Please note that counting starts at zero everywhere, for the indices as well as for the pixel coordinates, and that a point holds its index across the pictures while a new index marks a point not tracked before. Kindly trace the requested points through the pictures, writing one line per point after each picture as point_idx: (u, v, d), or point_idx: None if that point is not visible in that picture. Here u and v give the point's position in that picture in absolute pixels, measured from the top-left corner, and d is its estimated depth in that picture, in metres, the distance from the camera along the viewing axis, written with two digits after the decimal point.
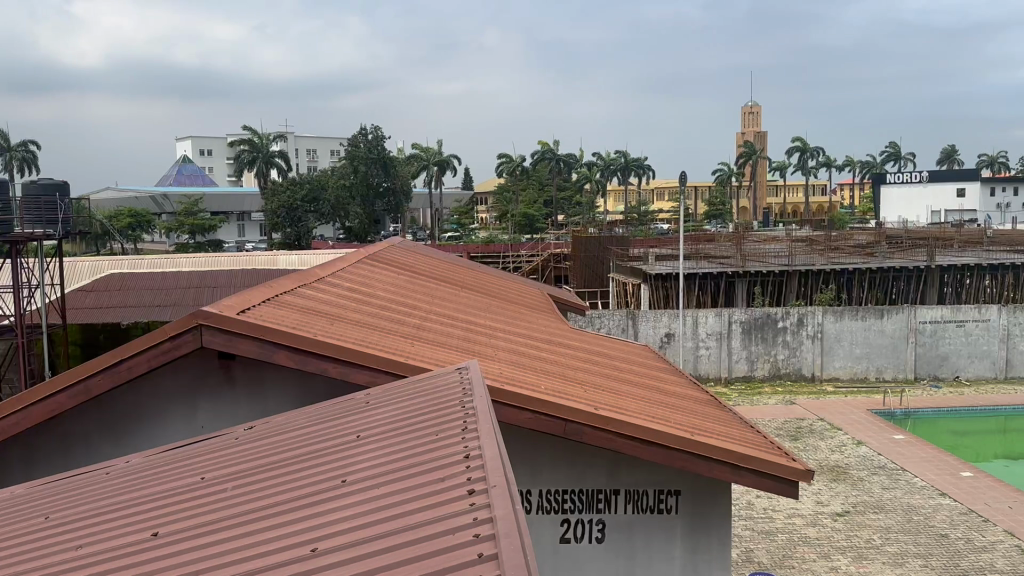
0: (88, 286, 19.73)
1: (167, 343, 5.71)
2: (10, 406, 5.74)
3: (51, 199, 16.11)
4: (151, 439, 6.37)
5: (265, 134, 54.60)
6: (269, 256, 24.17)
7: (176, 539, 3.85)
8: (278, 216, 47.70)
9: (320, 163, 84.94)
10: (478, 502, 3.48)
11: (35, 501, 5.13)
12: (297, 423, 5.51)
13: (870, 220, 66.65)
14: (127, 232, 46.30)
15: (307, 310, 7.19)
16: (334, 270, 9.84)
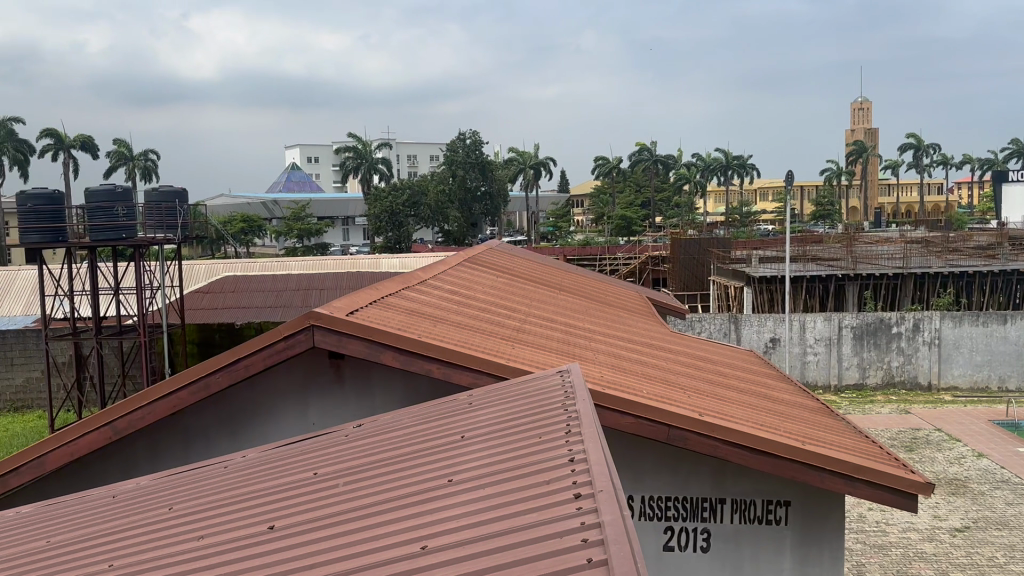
0: (205, 288, 20.75)
1: (281, 343, 5.92)
2: (135, 402, 6.04)
3: (171, 205, 17.13)
4: (264, 435, 6.61)
5: (369, 141, 56.11)
6: (372, 260, 24.81)
7: (291, 533, 3.98)
8: (381, 220, 48.82)
9: (420, 168, 86.63)
10: (585, 506, 3.44)
11: (160, 492, 5.40)
12: (403, 422, 5.61)
13: (993, 220, 63.06)
14: (240, 236, 48.38)
15: (411, 312, 7.32)
16: (435, 273, 10.00)
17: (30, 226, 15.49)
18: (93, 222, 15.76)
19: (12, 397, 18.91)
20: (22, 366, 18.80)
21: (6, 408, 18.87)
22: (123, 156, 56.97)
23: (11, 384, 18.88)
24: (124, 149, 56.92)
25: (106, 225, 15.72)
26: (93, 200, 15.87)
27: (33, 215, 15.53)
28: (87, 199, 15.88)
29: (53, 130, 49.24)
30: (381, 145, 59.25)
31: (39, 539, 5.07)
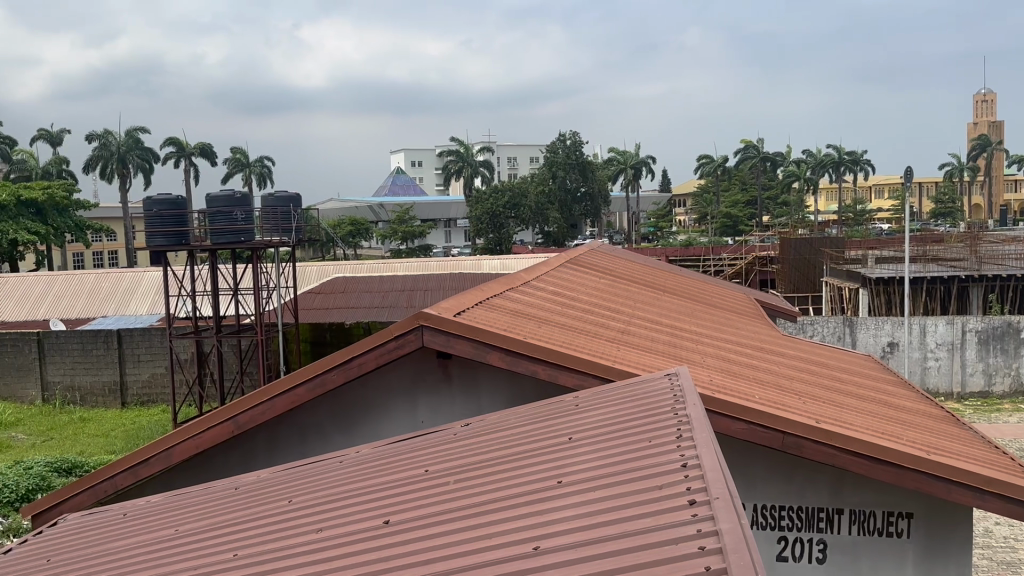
0: (317, 288, 21.51)
1: (392, 342, 6.07)
2: (254, 398, 6.29)
3: (287, 210, 17.80)
4: (377, 432, 6.80)
5: (470, 143, 56.87)
6: (475, 261, 25.16)
7: (406, 528, 4.06)
8: (482, 222, 49.36)
9: (521, 170, 87.36)
10: (700, 513, 3.38)
11: (279, 485, 5.62)
12: (511, 422, 5.65)
13: None
14: (348, 239, 49.91)
15: (516, 313, 7.38)
16: (538, 275, 10.03)
17: (156, 230, 16.42)
18: (214, 225, 16.60)
19: (139, 392, 20.08)
20: (148, 362, 19.95)
21: (133, 402, 20.08)
22: (239, 163, 59.65)
23: (138, 379, 20.06)
24: (240, 156, 59.58)
25: (227, 228, 16.52)
26: (214, 205, 16.70)
27: (157, 219, 16.42)
28: (209, 204, 16.74)
29: (175, 139, 52.10)
30: (482, 148, 59.93)
31: (169, 527, 5.37)
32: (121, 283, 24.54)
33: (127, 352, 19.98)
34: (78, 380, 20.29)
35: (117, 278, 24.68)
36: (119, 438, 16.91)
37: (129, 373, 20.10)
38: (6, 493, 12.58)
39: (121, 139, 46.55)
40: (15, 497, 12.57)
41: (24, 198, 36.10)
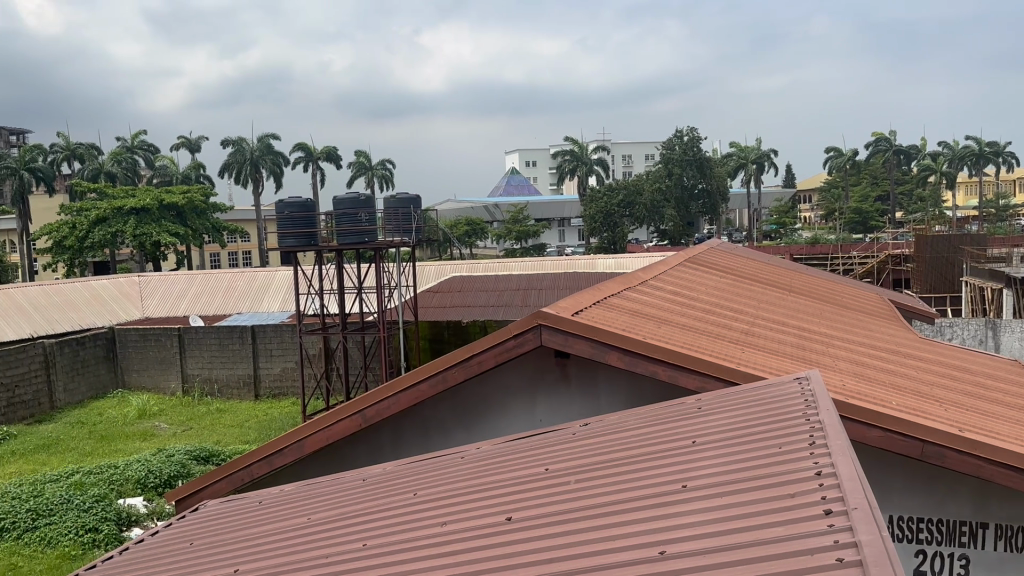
0: (435, 288, 21.93)
1: (511, 341, 6.11)
2: (379, 394, 6.47)
3: (407, 211, 18.23)
4: (498, 430, 6.89)
5: (585, 142, 56.80)
6: (589, 260, 25.12)
7: (529, 526, 4.08)
8: (596, 221, 49.37)
9: (636, 168, 86.63)
10: (837, 524, 3.23)
11: (403, 479, 5.76)
12: (633, 423, 5.59)
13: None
14: (464, 238, 50.79)
15: (635, 313, 7.29)
16: (656, 274, 9.90)
17: (288, 232, 17.21)
18: (340, 227, 17.28)
19: (271, 385, 21.06)
20: (280, 356, 20.92)
21: (265, 394, 21.10)
22: (362, 167, 61.66)
23: (270, 372, 21.04)
24: (363, 159, 61.66)
25: (352, 229, 17.15)
26: (341, 207, 17.43)
27: (289, 221, 17.18)
28: (336, 206, 17.47)
29: (304, 144, 54.37)
30: (597, 147, 59.62)
31: (302, 515, 5.60)
32: (255, 282, 25.83)
33: (260, 347, 21.01)
34: (215, 373, 21.49)
35: (251, 277, 25.98)
36: (252, 429, 17.83)
37: (262, 367, 21.11)
38: (151, 478, 13.48)
39: (254, 144, 49.03)
40: (158, 482, 13.47)
41: (166, 202, 38.54)
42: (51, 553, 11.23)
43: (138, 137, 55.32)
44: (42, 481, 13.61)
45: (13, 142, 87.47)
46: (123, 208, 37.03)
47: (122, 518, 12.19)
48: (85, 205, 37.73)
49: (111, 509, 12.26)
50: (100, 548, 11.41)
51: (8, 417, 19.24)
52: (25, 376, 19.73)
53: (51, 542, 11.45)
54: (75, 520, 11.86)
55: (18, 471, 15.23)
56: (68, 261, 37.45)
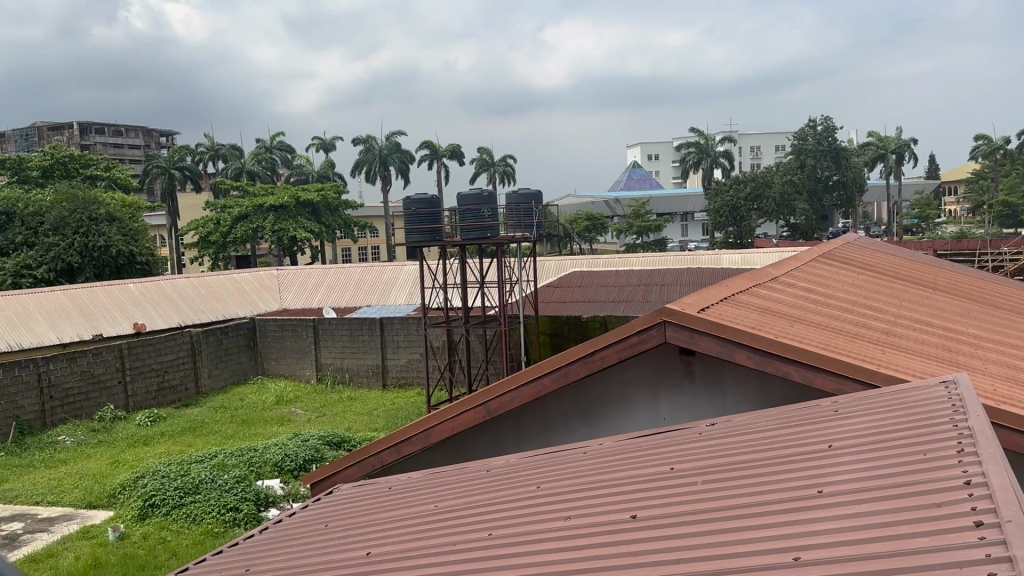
0: (554, 283, 22.00)
1: (635, 337, 6.05)
2: (503, 387, 6.56)
3: (529, 206, 18.30)
4: (621, 426, 6.87)
5: (711, 134, 55.46)
6: (713, 256, 24.63)
7: (654, 525, 4.04)
8: (722, 215, 48.05)
9: (764, 160, 84.02)
10: (989, 537, 3.03)
11: (527, 472, 5.83)
12: (762, 425, 5.44)
13: None
14: (585, 233, 50.65)
15: (764, 311, 7.07)
16: (788, 270, 9.58)
17: (414, 227, 17.69)
18: (464, 222, 17.67)
19: (398, 375, 21.71)
20: (406, 348, 21.53)
21: (392, 383, 21.78)
22: (484, 163, 62.53)
23: (397, 363, 21.69)
24: (486, 155, 62.53)
25: (474, 225, 17.50)
26: (464, 203, 17.72)
27: (416, 217, 17.67)
28: (460, 202, 17.77)
29: (430, 142, 55.66)
30: (723, 139, 58.22)
31: (429, 503, 5.77)
32: (383, 275, 26.69)
33: (388, 338, 21.72)
34: (346, 363, 22.38)
35: (379, 271, 26.88)
36: (380, 417, 18.49)
37: (389, 357, 21.80)
38: (288, 462, 14.20)
39: (383, 143, 50.67)
40: (295, 466, 14.16)
41: (302, 199, 40.41)
42: (197, 529, 12.06)
43: (276, 138, 58.26)
44: (188, 461, 14.57)
45: (164, 145, 94.05)
46: (262, 205, 39.06)
47: (260, 498, 12.90)
48: (229, 203, 40.14)
49: (250, 490, 12.99)
50: (240, 526, 12.15)
51: (158, 400, 20.76)
52: (174, 363, 21.21)
53: (196, 520, 12.29)
54: (218, 500, 12.66)
55: (167, 451, 16.37)
56: (212, 255, 39.93)
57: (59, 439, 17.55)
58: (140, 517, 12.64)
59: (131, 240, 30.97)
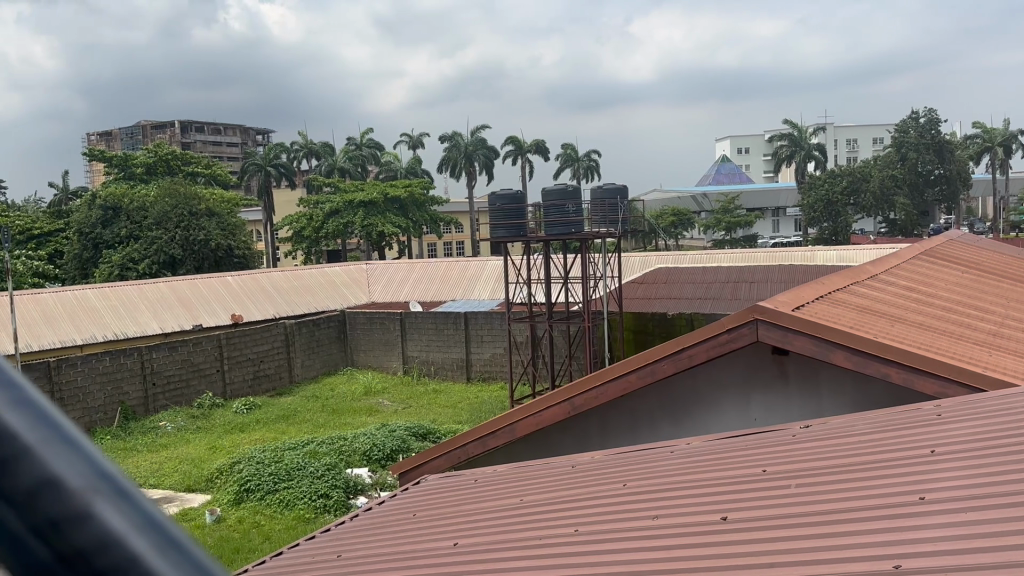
0: (639, 279, 21.82)
1: (725, 334, 5.93)
2: (588, 382, 6.54)
3: (614, 201, 18.20)
4: (709, 426, 6.76)
5: (805, 126, 53.69)
6: (806, 253, 23.94)
7: (745, 527, 3.96)
8: (816, 211, 46.27)
9: (861, 153, 80.96)
10: None
11: (612, 469, 5.79)
12: (860, 428, 5.26)
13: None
14: (671, 229, 49.69)
15: (862, 309, 6.82)
16: (887, 267, 9.23)
17: (499, 223, 17.87)
18: (549, 218, 17.66)
19: (482, 369, 21.91)
20: (490, 342, 21.70)
21: (477, 377, 22.00)
22: (570, 158, 62.31)
23: (481, 357, 21.89)
24: (571, 151, 62.33)
25: (560, 221, 17.45)
26: (550, 198, 17.70)
27: (501, 213, 17.82)
28: (545, 198, 17.79)
29: (515, 137, 55.88)
30: (817, 131, 56.42)
31: (515, 496, 5.80)
32: (468, 270, 26.94)
33: (472, 333, 21.96)
34: (432, 355, 22.71)
35: (464, 266, 27.13)
36: (464, 410, 18.70)
37: (473, 352, 22.03)
38: (376, 451, 14.53)
39: (469, 139, 51.13)
40: (382, 455, 14.47)
41: (390, 195, 41.20)
42: (290, 514, 12.51)
43: (366, 135, 59.55)
44: (282, 448, 15.06)
45: (260, 142, 97.27)
46: (352, 201, 40.13)
47: (349, 486, 13.26)
48: (321, 198, 41.16)
49: (340, 477, 13.38)
50: (330, 513, 12.52)
51: (254, 388, 21.57)
52: (269, 353, 21.99)
53: (289, 505, 12.73)
54: (310, 485, 13.10)
55: (261, 438, 16.99)
56: (305, 249, 41.21)
57: (161, 424, 18.46)
58: (236, 501, 13.16)
59: (230, 234, 32.24)
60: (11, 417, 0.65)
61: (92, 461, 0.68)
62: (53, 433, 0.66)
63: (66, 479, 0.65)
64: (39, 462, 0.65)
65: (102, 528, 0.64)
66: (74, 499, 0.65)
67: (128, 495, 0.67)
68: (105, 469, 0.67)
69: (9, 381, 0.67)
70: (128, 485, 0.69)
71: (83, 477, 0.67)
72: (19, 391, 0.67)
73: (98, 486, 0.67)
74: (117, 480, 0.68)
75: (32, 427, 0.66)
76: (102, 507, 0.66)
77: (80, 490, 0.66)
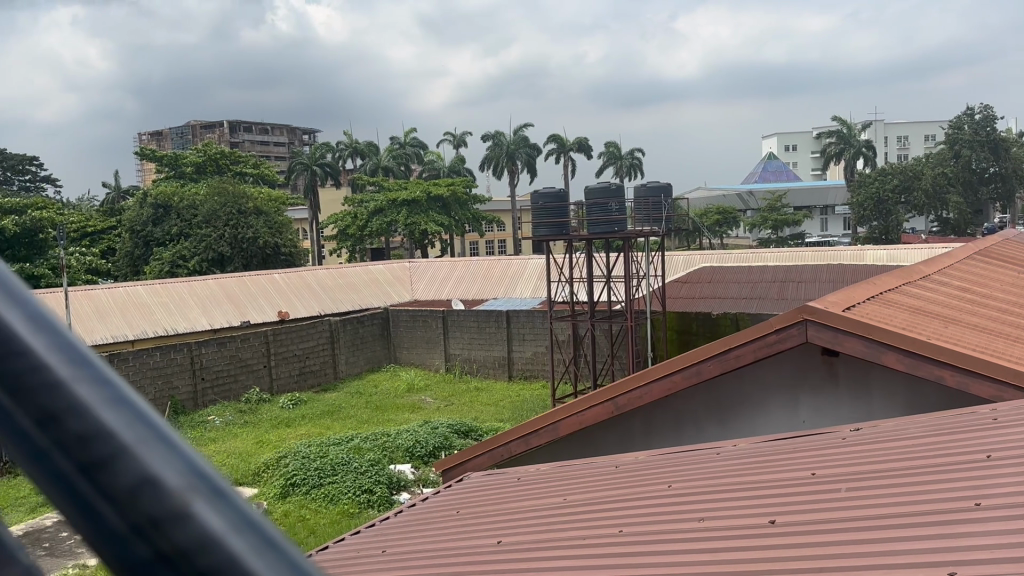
0: (682, 279, 21.61)
1: (773, 335, 5.83)
2: (634, 382, 6.49)
3: (658, 199, 17.98)
4: (756, 427, 6.67)
5: (855, 123, 52.69)
6: (855, 252, 23.47)
7: (794, 532, 3.89)
8: (865, 209, 45.35)
9: (913, 151, 79.11)
10: None
11: (657, 470, 5.74)
12: (912, 431, 5.13)
13: None
14: (715, 227, 49.14)
15: (915, 310, 6.67)
16: (940, 266, 9.00)
17: (541, 222, 17.86)
18: (591, 216, 17.57)
19: (523, 367, 21.93)
20: (532, 340, 21.68)
21: (518, 375, 22.03)
22: (613, 156, 61.96)
23: (523, 356, 21.90)
24: (614, 149, 61.97)
25: (602, 219, 17.36)
26: (593, 197, 17.64)
27: (543, 211, 17.81)
28: (588, 196, 17.74)
29: (558, 136, 55.77)
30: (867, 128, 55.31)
31: (559, 496, 5.79)
32: (510, 268, 26.97)
33: (514, 331, 21.98)
34: (474, 353, 22.79)
35: (506, 264, 27.17)
36: (506, 408, 18.72)
37: (515, 350, 22.06)
38: (418, 448, 14.63)
39: (511, 137, 51.18)
40: (425, 452, 14.57)
41: (433, 193, 41.43)
42: (334, 509, 12.67)
43: (409, 134, 59.94)
44: (326, 443, 15.26)
45: (306, 141, 98.36)
46: (396, 199, 40.42)
47: (392, 482, 13.38)
48: (365, 197, 41.51)
49: (384, 473, 13.50)
50: (374, 508, 12.68)
51: (300, 383, 21.87)
52: (314, 350, 22.28)
53: (333, 500, 12.90)
54: (354, 481, 13.25)
55: (307, 433, 17.24)
56: (350, 248, 41.66)
57: (209, 418, 18.84)
58: (282, 495, 13.37)
59: (277, 232, 32.73)
60: (109, 415, 0.60)
61: (187, 460, 0.61)
62: (147, 432, 0.60)
63: (162, 478, 0.59)
64: (138, 462, 0.59)
65: (202, 529, 0.58)
66: (173, 498, 0.59)
67: (223, 496, 0.61)
68: (201, 466, 0.61)
69: (98, 373, 0.61)
70: (224, 483, 0.62)
71: (179, 473, 0.60)
72: (111, 387, 0.62)
73: (195, 486, 0.61)
74: (212, 479, 0.61)
75: (132, 425, 0.60)
76: (198, 508, 0.59)
77: (176, 491, 0.60)
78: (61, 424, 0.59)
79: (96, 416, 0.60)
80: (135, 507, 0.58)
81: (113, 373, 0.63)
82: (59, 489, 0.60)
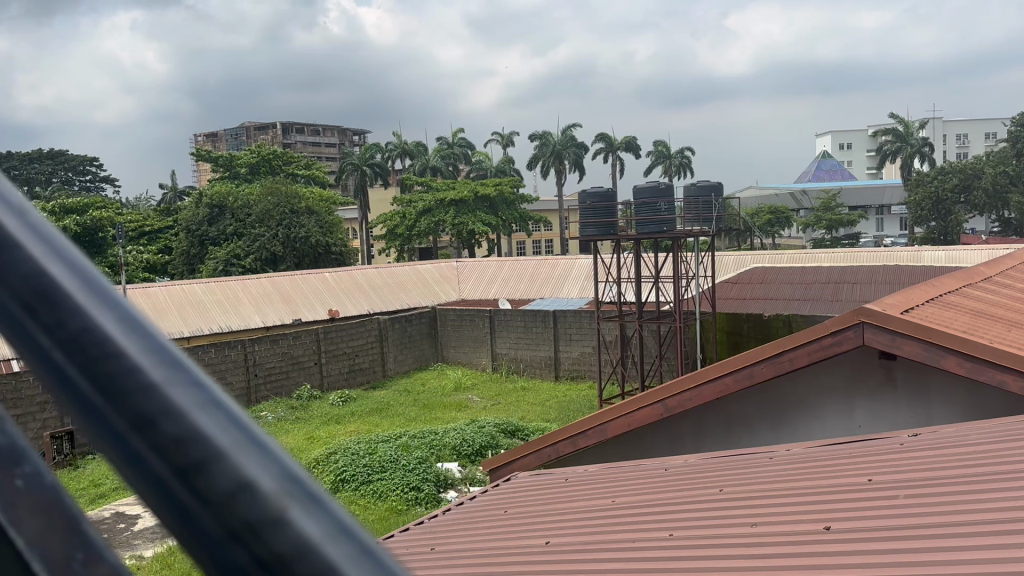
0: (733, 279, 21.32)
1: (829, 337, 5.71)
2: (684, 384, 6.41)
3: (709, 199, 17.88)
4: (811, 432, 6.55)
5: (912, 121, 51.46)
6: (912, 253, 22.91)
7: (850, 539, 3.82)
8: (923, 209, 44.28)
9: (973, 149, 76.85)
10: None
11: (707, 473, 5.68)
12: (972, 438, 4.99)
13: None
14: (767, 227, 48.44)
15: (977, 313, 6.47)
16: (1002, 268, 8.71)
17: (588, 221, 17.78)
18: (639, 216, 17.43)
19: (570, 368, 21.90)
20: (579, 340, 21.62)
21: (565, 375, 22.00)
22: (661, 155, 61.39)
23: (570, 356, 21.87)
24: (663, 148, 61.41)
25: (651, 218, 17.21)
26: (640, 197, 17.50)
27: (591, 211, 17.74)
28: (636, 196, 17.59)
29: (606, 135, 55.47)
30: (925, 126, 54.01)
31: (608, 497, 5.76)
32: (558, 268, 26.93)
33: (561, 331, 21.95)
34: (521, 352, 22.82)
35: (554, 264, 27.15)
36: (553, 408, 18.70)
37: (562, 350, 22.03)
38: (465, 446, 14.71)
39: (559, 137, 51.10)
40: (472, 450, 14.64)
41: (481, 193, 41.54)
42: (382, 505, 12.81)
43: (457, 135, 60.24)
44: (375, 440, 15.42)
45: (356, 142, 99.35)
46: (444, 199, 40.66)
47: (439, 480, 13.49)
48: (414, 197, 41.80)
49: (431, 471, 13.60)
50: (421, 506, 12.80)
51: (349, 381, 22.15)
52: (363, 347, 22.53)
53: (382, 496, 13.04)
54: (403, 478, 13.37)
55: (356, 430, 17.46)
56: (398, 247, 42.01)
57: (262, 414, 19.21)
58: (332, 490, 13.58)
59: (327, 232, 33.23)
60: (204, 419, 0.62)
61: (282, 464, 0.63)
62: (242, 437, 0.62)
63: (260, 482, 0.60)
64: (237, 466, 0.60)
65: (299, 534, 0.59)
66: (268, 502, 0.60)
67: (318, 498, 0.62)
68: (293, 470, 0.62)
69: (193, 378, 0.62)
70: (316, 489, 0.63)
71: (274, 478, 0.61)
72: (208, 394, 0.63)
73: (289, 492, 0.61)
74: (304, 483, 0.63)
75: (228, 425, 0.62)
76: (293, 511, 0.60)
77: (273, 495, 0.60)
78: (161, 427, 0.61)
79: (193, 419, 0.61)
80: (235, 510, 0.59)
81: (208, 377, 0.65)
82: (161, 494, 0.61)
